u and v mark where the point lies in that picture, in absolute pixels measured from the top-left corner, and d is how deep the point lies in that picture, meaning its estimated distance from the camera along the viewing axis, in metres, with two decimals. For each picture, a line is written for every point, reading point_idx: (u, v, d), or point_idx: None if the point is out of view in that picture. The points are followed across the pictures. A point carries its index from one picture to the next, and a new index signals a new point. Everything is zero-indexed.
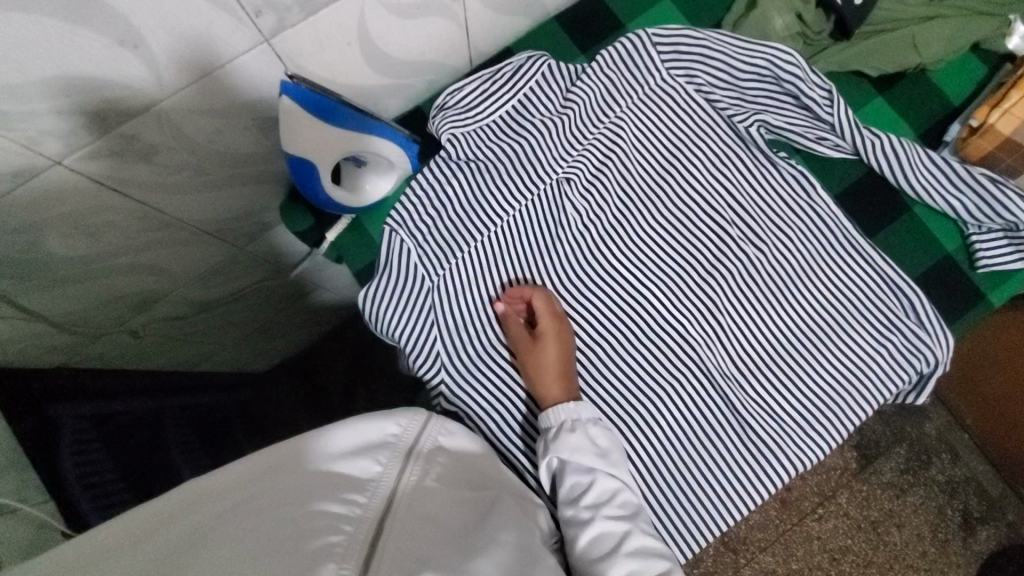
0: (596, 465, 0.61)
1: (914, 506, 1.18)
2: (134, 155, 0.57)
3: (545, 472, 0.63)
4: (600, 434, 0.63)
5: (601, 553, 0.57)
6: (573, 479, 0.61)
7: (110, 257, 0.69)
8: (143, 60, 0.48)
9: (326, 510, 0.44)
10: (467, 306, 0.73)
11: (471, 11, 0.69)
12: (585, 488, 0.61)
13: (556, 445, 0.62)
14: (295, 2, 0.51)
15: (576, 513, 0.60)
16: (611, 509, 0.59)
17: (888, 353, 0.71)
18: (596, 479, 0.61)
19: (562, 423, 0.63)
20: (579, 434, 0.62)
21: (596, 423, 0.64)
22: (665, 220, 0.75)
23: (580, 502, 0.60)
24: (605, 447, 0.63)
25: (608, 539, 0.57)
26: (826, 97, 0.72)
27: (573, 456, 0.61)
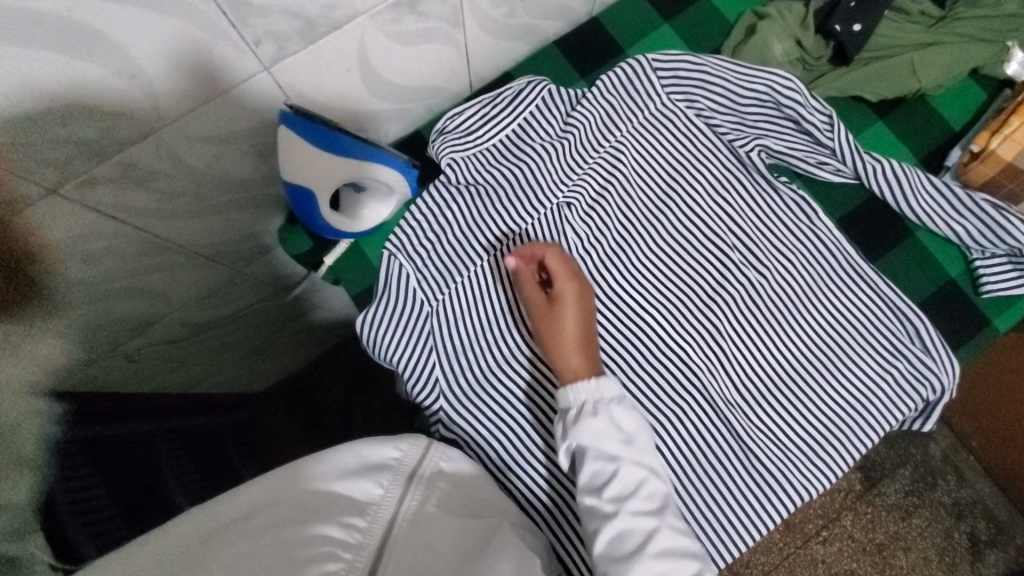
0: (620, 453, 0.59)
1: (920, 528, 1.16)
2: (131, 181, 0.56)
3: (564, 456, 0.62)
4: (624, 417, 0.60)
5: (624, 554, 0.56)
6: (596, 468, 0.59)
7: (106, 282, 0.68)
8: (142, 89, 0.48)
9: (324, 536, 0.43)
10: (466, 331, 0.73)
11: (470, 37, 0.70)
12: (608, 479, 0.58)
13: (575, 430, 0.59)
14: (296, 30, 0.51)
15: (599, 506, 0.58)
16: (636, 503, 0.57)
17: (893, 379, 0.70)
18: (620, 469, 0.58)
19: (583, 404, 0.60)
20: (601, 419, 0.59)
21: (620, 403, 0.61)
22: (666, 245, 0.74)
23: (603, 493, 0.58)
24: (631, 433, 0.60)
25: (632, 537, 0.56)
26: (826, 122, 0.73)
27: (594, 443, 0.59)
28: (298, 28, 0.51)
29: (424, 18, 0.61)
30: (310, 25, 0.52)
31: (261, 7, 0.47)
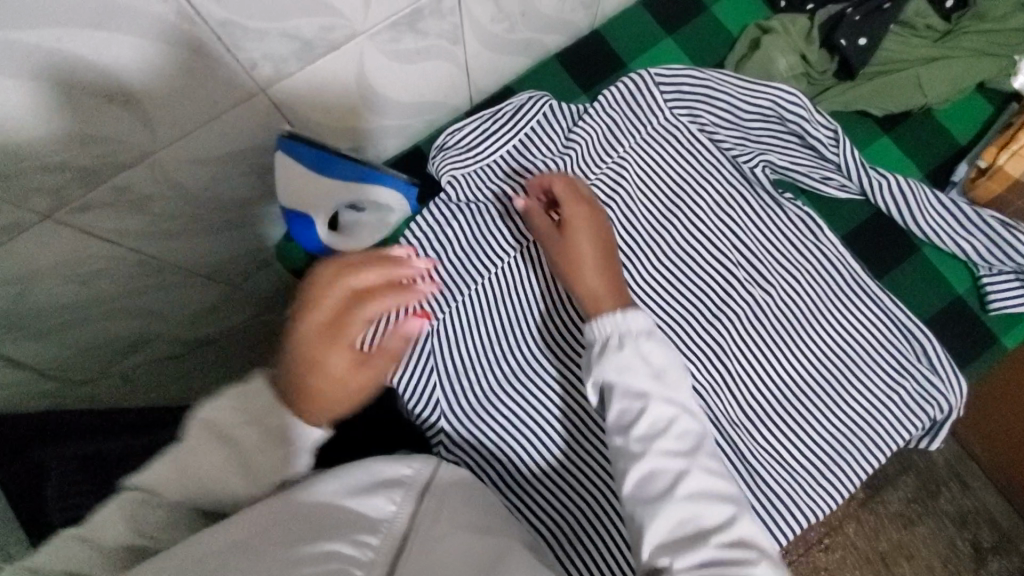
0: (649, 389, 0.56)
1: (923, 536, 1.15)
2: (127, 205, 0.55)
3: (592, 391, 0.60)
4: (653, 351, 0.58)
5: (653, 495, 0.52)
6: (623, 406, 0.56)
7: (102, 303, 0.67)
8: (136, 116, 0.47)
9: (333, 552, 0.41)
10: (468, 350, 0.72)
11: (470, 53, 0.69)
12: (636, 416, 0.55)
13: (600, 366, 0.58)
14: (292, 52, 0.51)
15: (627, 443, 0.55)
16: (665, 443, 0.54)
17: (899, 399, 0.68)
18: (648, 406, 0.55)
19: (607, 338, 0.59)
20: (628, 351, 0.58)
21: (649, 338, 0.59)
22: (670, 262, 0.73)
23: (630, 433, 0.55)
24: (660, 366, 0.57)
25: (662, 476, 0.53)
26: (832, 137, 0.72)
27: (620, 377, 0.57)
28: (294, 50, 0.51)
29: (423, 36, 0.60)
30: (307, 46, 0.51)
31: (257, 30, 0.46)
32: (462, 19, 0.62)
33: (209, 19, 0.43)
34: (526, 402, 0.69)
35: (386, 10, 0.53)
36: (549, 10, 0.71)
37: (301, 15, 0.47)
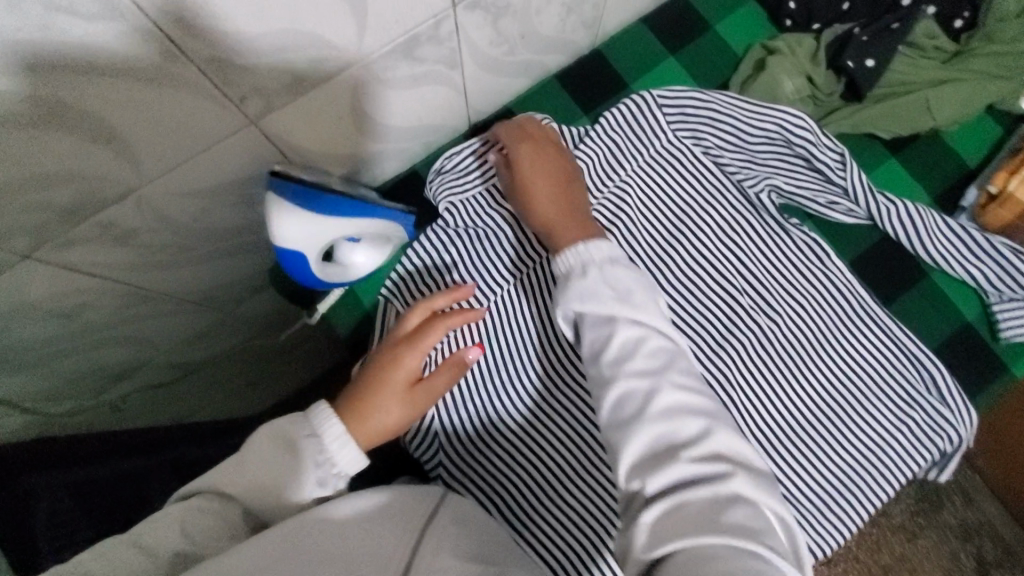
0: (614, 310, 0.54)
1: (925, 549, 1.13)
2: (113, 239, 0.53)
3: (565, 324, 0.58)
4: (618, 275, 0.56)
5: (624, 419, 0.50)
6: (592, 334, 0.55)
7: (89, 334, 0.65)
8: (120, 154, 0.45)
9: None
10: (467, 382, 0.69)
11: (469, 77, 0.67)
12: (605, 343, 0.54)
13: (564, 296, 0.57)
14: (284, 84, 0.49)
15: (599, 371, 0.53)
16: (635, 364, 0.51)
17: (910, 430, 0.67)
18: (615, 331, 0.54)
19: (571, 268, 0.58)
20: (591, 277, 0.56)
21: (612, 264, 0.57)
22: (673, 288, 0.71)
23: (601, 359, 0.53)
24: (626, 289, 0.55)
25: (633, 398, 0.50)
26: (838, 160, 0.70)
27: (585, 304, 0.55)
28: (285, 82, 0.49)
29: (420, 63, 0.58)
30: (300, 78, 0.49)
31: (246, 65, 0.44)
32: (459, 44, 0.60)
33: (196, 57, 0.41)
34: (526, 433, 0.67)
35: (381, 39, 0.51)
36: (549, 32, 0.69)
37: (292, 48, 0.46)
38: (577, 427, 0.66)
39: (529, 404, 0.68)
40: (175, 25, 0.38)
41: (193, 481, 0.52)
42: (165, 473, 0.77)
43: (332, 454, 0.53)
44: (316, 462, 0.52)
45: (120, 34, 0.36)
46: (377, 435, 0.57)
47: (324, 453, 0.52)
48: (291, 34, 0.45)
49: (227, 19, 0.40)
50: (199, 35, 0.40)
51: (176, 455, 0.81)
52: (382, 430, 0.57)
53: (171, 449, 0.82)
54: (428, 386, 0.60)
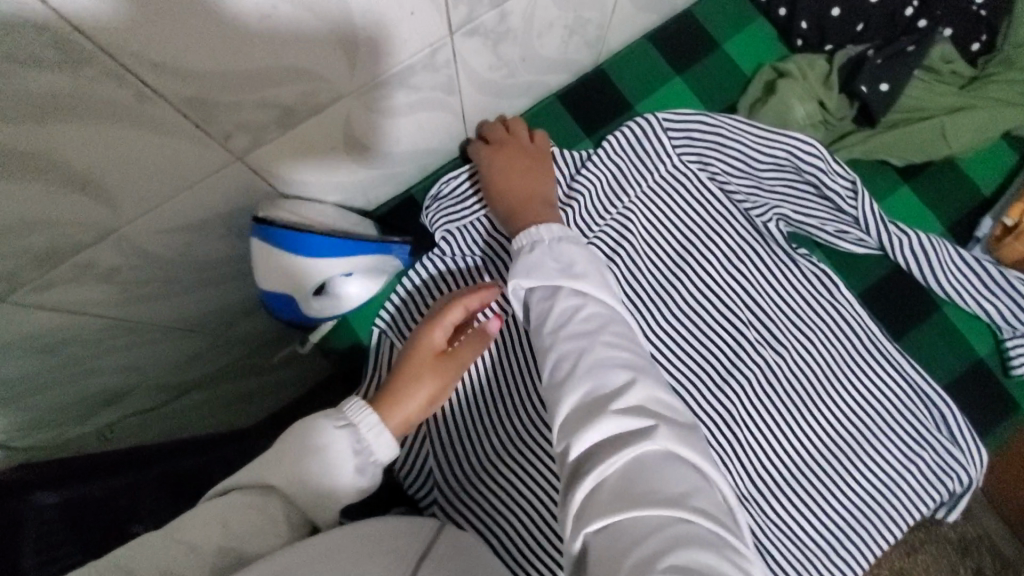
0: (559, 280, 0.53)
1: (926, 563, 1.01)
2: (93, 277, 0.51)
3: (513, 302, 0.56)
4: (565, 248, 0.55)
5: (559, 379, 0.49)
6: (536, 307, 0.53)
7: (71, 366, 0.63)
8: (96, 197, 0.43)
9: None
10: (462, 417, 0.67)
11: (467, 100, 0.64)
12: (547, 314, 0.52)
13: (512, 270, 0.55)
14: (271, 119, 0.46)
15: (541, 338, 0.51)
16: (570, 330, 0.50)
17: (918, 469, 0.65)
18: (557, 300, 0.52)
19: (522, 246, 0.57)
20: (539, 252, 0.55)
21: (563, 241, 0.56)
22: (676, 320, 0.68)
23: (543, 329, 0.51)
24: (571, 262, 0.54)
25: (567, 363, 0.49)
26: (849, 189, 0.68)
27: (534, 278, 0.53)
28: (273, 117, 0.46)
29: (415, 90, 0.56)
30: (289, 112, 0.47)
31: (228, 103, 0.42)
32: (457, 70, 0.57)
33: (173, 97, 0.39)
34: (515, 475, 0.63)
35: (373, 69, 0.49)
36: (551, 53, 0.66)
37: (278, 83, 0.43)
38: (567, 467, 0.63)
39: (520, 445, 0.64)
40: (148, 67, 0.35)
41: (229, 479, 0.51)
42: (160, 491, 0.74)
43: (369, 442, 0.53)
44: (355, 448, 0.52)
45: (90, 79, 0.34)
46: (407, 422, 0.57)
47: (362, 442, 0.53)
48: (276, 70, 0.42)
49: (204, 57, 0.37)
50: (175, 74, 0.37)
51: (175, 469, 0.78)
52: (411, 415, 0.58)
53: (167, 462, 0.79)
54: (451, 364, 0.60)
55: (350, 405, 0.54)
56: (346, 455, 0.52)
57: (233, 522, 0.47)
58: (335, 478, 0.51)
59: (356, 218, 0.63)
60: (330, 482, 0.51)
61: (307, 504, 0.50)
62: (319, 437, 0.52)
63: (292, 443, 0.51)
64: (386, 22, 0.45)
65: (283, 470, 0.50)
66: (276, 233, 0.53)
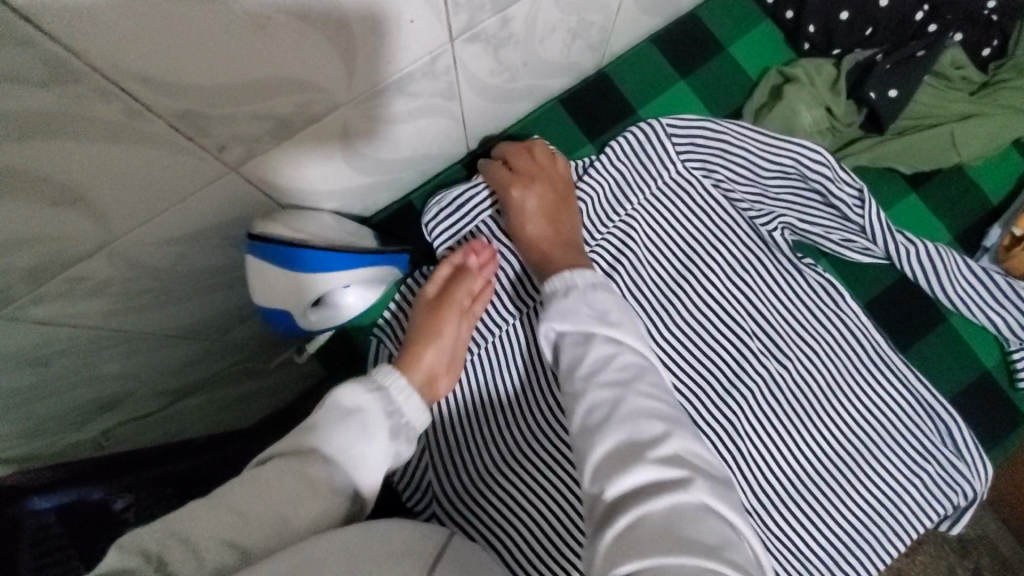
0: (593, 328, 0.53)
1: (923, 563, 0.93)
2: (85, 290, 0.50)
3: (545, 346, 0.56)
4: (601, 297, 0.55)
5: (591, 427, 0.47)
6: (569, 351, 0.53)
7: (63, 377, 0.62)
8: (85, 212, 0.41)
9: None
10: (462, 429, 0.66)
11: (468, 106, 0.63)
12: (580, 358, 0.51)
13: (545, 314, 0.55)
14: (267, 130, 0.45)
15: (572, 383, 0.51)
16: (604, 375, 0.49)
17: (923, 483, 0.64)
18: (591, 345, 0.52)
19: (555, 290, 0.57)
20: (572, 297, 0.55)
21: (595, 287, 0.56)
22: (679, 331, 0.67)
23: (575, 372, 0.51)
24: (605, 310, 0.54)
25: (601, 406, 0.48)
26: (856, 197, 0.67)
27: (566, 321, 0.54)
28: (268, 128, 0.45)
29: (414, 97, 0.54)
30: (284, 123, 0.45)
31: (221, 116, 0.40)
32: (457, 76, 0.56)
33: (162, 111, 0.37)
34: (515, 490, 0.63)
35: (371, 77, 0.47)
36: (553, 56, 0.64)
37: (273, 94, 0.42)
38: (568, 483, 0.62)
39: (521, 459, 0.64)
40: (137, 82, 0.34)
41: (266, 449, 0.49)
42: (155, 493, 0.78)
43: (399, 404, 0.55)
44: (389, 412, 0.54)
45: (78, 96, 0.33)
46: (428, 381, 0.60)
47: (393, 404, 0.54)
48: (271, 81, 0.40)
49: (196, 70, 0.36)
50: (165, 88, 0.36)
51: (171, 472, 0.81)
52: (429, 374, 0.60)
53: (161, 464, 0.81)
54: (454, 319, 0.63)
55: (379, 370, 0.56)
56: (382, 419, 0.53)
57: (284, 490, 0.45)
58: (378, 444, 0.51)
59: (354, 227, 0.62)
60: (373, 448, 0.51)
61: (355, 471, 0.49)
62: (354, 405, 0.52)
63: (330, 413, 0.51)
64: (383, 29, 0.43)
65: (329, 438, 0.49)
66: (272, 249, 0.52)
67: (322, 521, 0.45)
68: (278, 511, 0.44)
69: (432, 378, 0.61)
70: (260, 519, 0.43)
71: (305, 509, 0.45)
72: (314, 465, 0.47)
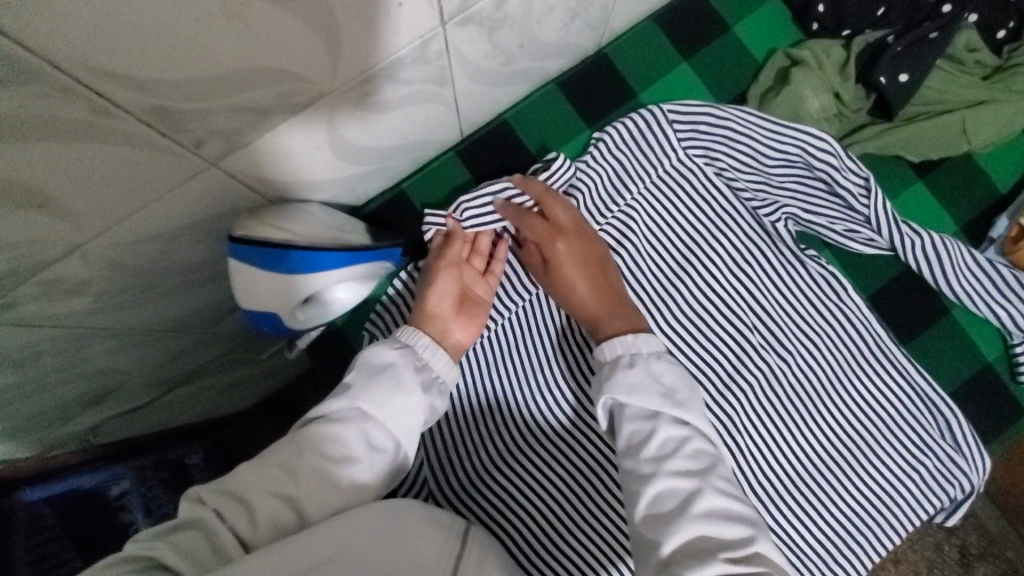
0: (661, 408, 0.50)
1: (911, 540, 0.93)
2: (62, 292, 0.48)
3: (602, 416, 0.53)
4: (667, 372, 0.52)
5: (663, 516, 0.44)
6: (631, 429, 0.50)
7: (45, 377, 0.60)
8: (55, 214, 0.39)
9: None
10: (461, 422, 0.66)
11: (461, 91, 0.60)
12: (645, 438, 0.48)
13: (610, 384, 0.52)
14: (246, 123, 0.42)
15: (636, 463, 0.48)
16: (677, 463, 0.47)
17: (920, 477, 0.64)
18: (658, 427, 0.49)
19: (617, 359, 0.54)
20: (640, 370, 0.52)
21: (660, 359, 0.54)
22: (680, 324, 0.66)
23: (640, 453, 0.48)
24: (672, 386, 0.51)
25: (672, 497, 0.45)
26: (863, 187, 0.64)
27: (632, 397, 0.50)
28: (248, 120, 0.42)
29: (405, 84, 0.51)
30: (263, 114, 0.42)
31: (197, 111, 0.38)
32: (450, 60, 0.53)
33: (132, 107, 0.35)
34: (518, 482, 0.62)
35: (359, 65, 0.44)
36: (551, 38, 0.61)
37: (254, 85, 0.39)
38: (569, 475, 0.62)
39: (525, 448, 0.64)
40: (104, 79, 0.32)
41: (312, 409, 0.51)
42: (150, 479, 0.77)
43: (428, 360, 0.55)
44: (417, 367, 0.54)
45: (36, 96, 0.30)
46: (441, 334, 0.59)
47: (420, 360, 0.55)
48: (249, 72, 0.37)
49: (167, 64, 0.33)
50: (132, 83, 0.33)
51: (166, 459, 0.81)
52: (440, 325, 0.59)
53: (156, 453, 0.81)
54: (460, 268, 0.61)
55: (401, 331, 0.56)
56: (411, 373, 0.53)
57: (328, 445, 0.48)
58: (410, 397, 0.52)
59: (345, 220, 0.60)
60: (406, 401, 0.51)
61: (391, 425, 0.50)
62: (386, 364, 0.53)
63: (364, 374, 0.52)
64: (370, 13, 0.40)
65: (367, 393, 0.50)
66: (261, 253, 0.50)
67: (366, 473, 0.48)
68: (323, 464, 0.47)
69: (445, 328, 0.59)
70: (307, 471, 0.46)
71: (350, 461, 0.47)
72: (356, 420, 0.49)
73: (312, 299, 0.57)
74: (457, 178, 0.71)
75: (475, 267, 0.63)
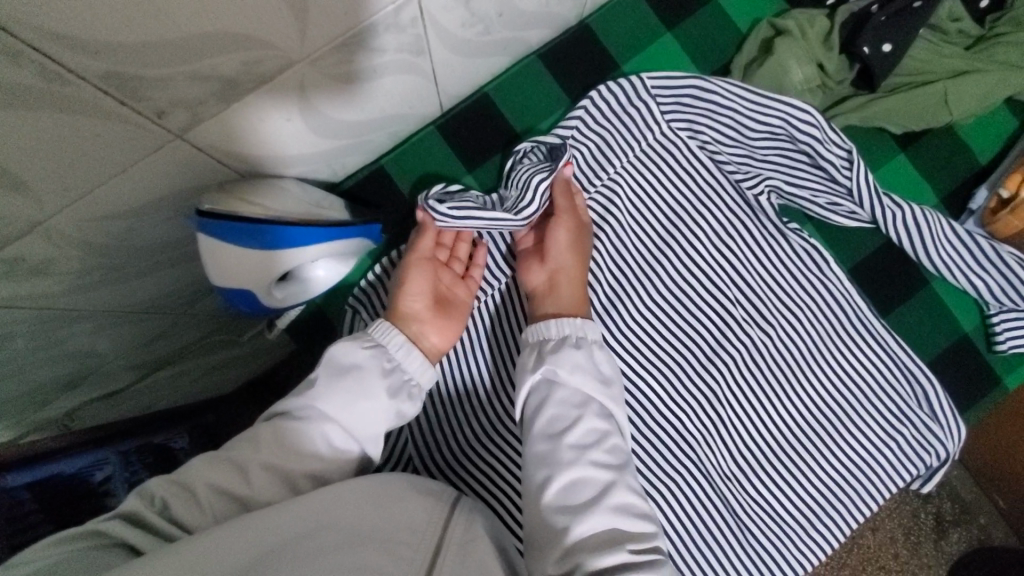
0: (597, 395, 0.50)
1: (889, 508, 0.95)
2: (27, 270, 0.46)
3: (523, 399, 0.52)
4: (604, 359, 0.53)
5: (577, 506, 0.45)
6: (556, 412, 0.49)
7: (14, 362, 0.58)
8: (11, 187, 0.37)
9: None
10: (448, 392, 0.65)
11: (441, 61, 0.58)
12: (570, 425, 0.48)
13: (551, 360, 0.52)
14: (212, 92, 0.40)
15: (558, 450, 0.47)
16: (597, 455, 0.47)
17: (897, 445, 0.65)
18: (583, 416, 0.49)
19: (564, 338, 0.53)
20: (583, 354, 0.52)
21: (602, 348, 0.54)
22: (663, 300, 0.66)
23: (565, 440, 0.48)
24: (609, 374, 0.52)
25: (591, 485, 0.46)
26: (845, 158, 0.64)
27: (574, 376, 0.51)
28: (215, 90, 0.40)
29: (380, 53, 0.50)
30: (231, 84, 0.41)
31: (156, 78, 0.36)
32: (426, 28, 0.51)
33: (86, 73, 0.33)
34: (503, 456, 0.62)
35: (331, 32, 0.43)
36: (532, 7, 0.59)
37: (216, 53, 0.37)
38: None
39: (511, 419, 0.63)
40: (54, 42, 0.30)
41: (277, 402, 0.51)
42: (134, 463, 0.75)
43: (401, 360, 0.54)
44: (386, 370, 0.52)
45: None
46: (417, 334, 0.57)
47: (392, 361, 0.53)
48: (214, 37, 0.36)
49: (122, 24, 0.31)
50: (87, 47, 0.31)
51: (152, 443, 0.79)
52: (416, 326, 0.57)
53: (142, 436, 0.80)
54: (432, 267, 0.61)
55: (374, 325, 0.55)
56: (380, 378, 0.52)
57: (292, 443, 0.47)
58: (377, 403, 0.51)
59: (322, 196, 0.58)
60: (371, 408, 0.50)
61: (354, 427, 0.50)
62: (355, 366, 0.51)
63: (330, 373, 0.51)
64: None
65: (331, 395, 0.50)
66: (231, 229, 0.49)
67: (335, 455, 0.49)
68: (279, 465, 0.47)
69: (419, 329, 0.57)
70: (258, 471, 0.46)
71: (310, 452, 0.48)
72: (317, 420, 0.49)
73: (286, 274, 0.57)
74: (437, 153, 0.69)
75: (454, 267, 0.63)
